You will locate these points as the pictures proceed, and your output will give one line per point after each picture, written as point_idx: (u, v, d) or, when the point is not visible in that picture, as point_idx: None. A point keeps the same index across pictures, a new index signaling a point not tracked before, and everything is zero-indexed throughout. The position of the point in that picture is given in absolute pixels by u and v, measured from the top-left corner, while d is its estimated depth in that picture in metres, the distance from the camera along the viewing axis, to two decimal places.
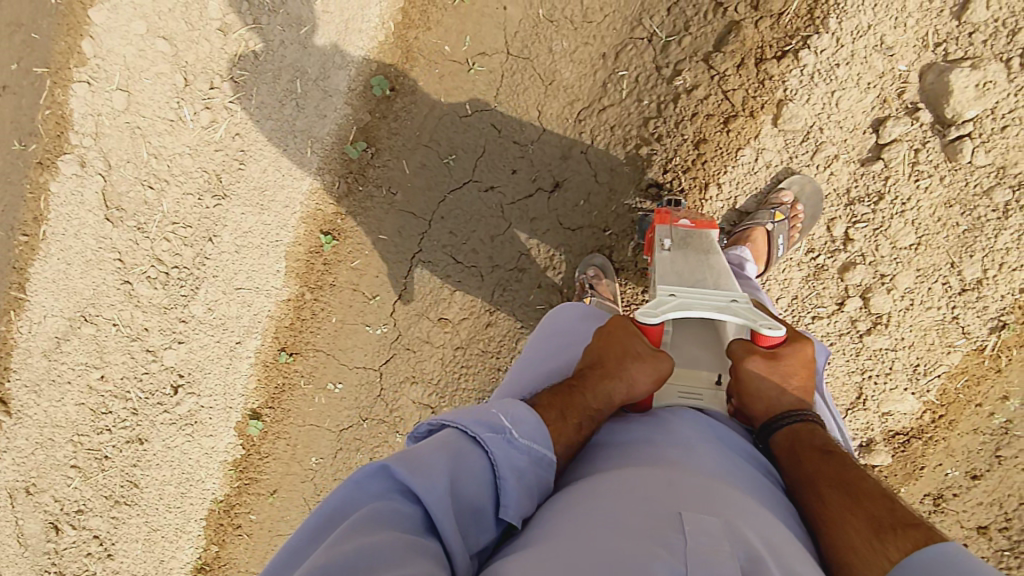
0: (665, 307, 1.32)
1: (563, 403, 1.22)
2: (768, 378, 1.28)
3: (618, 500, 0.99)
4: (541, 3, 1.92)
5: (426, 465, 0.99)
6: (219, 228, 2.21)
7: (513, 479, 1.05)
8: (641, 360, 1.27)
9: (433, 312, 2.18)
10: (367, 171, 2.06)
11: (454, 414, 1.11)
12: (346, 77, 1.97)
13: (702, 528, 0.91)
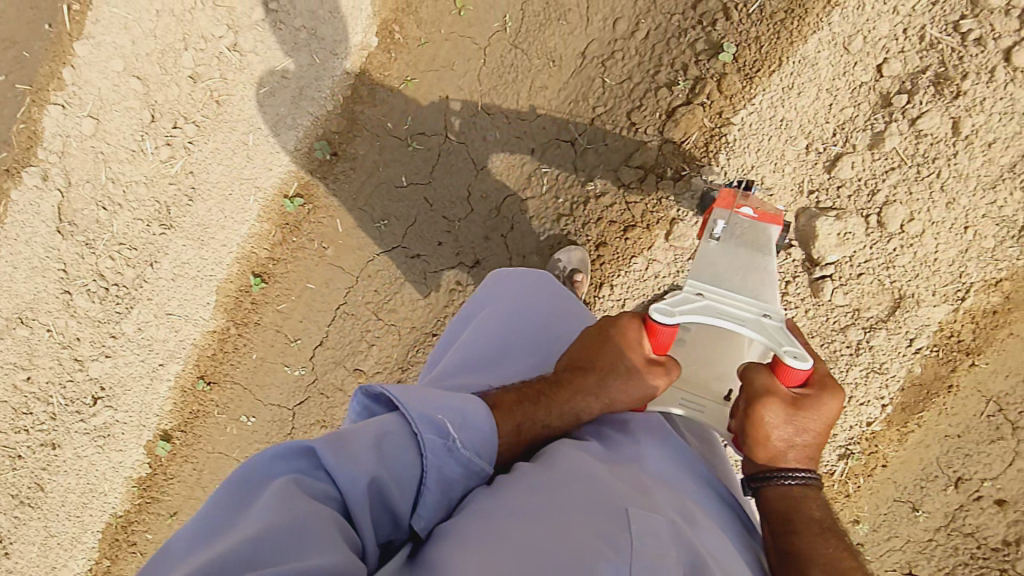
0: (684, 308, 1.26)
1: (523, 416, 1.21)
2: (786, 426, 1.18)
3: (571, 497, 1.07)
4: (481, 96, 2.11)
5: (355, 457, 0.99)
6: (160, 255, 2.35)
7: (437, 489, 1.07)
8: (625, 380, 1.26)
9: (349, 362, 2.29)
10: (302, 224, 2.21)
11: (403, 397, 1.09)
12: (294, 138, 2.14)
13: (647, 528, 1.01)
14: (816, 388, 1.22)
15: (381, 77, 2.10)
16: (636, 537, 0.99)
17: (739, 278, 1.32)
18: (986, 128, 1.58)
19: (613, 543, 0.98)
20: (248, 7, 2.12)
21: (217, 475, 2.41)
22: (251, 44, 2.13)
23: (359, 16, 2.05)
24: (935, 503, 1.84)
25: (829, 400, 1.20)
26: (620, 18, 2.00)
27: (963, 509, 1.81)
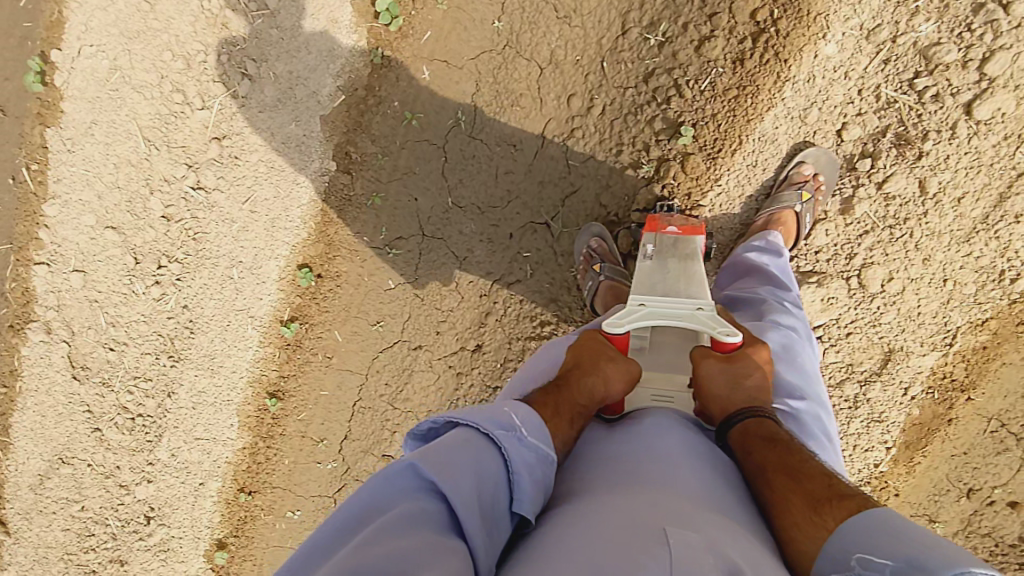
0: (631, 317, 1.39)
1: (556, 401, 1.25)
2: (726, 373, 1.29)
3: (593, 516, 1.01)
4: (449, 192, 2.06)
5: (445, 466, 1.01)
6: (175, 386, 2.40)
7: (525, 476, 1.07)
8: (616, 361, 1.33)
9: (377, 449, 2.31)
10: (303, 343, 2.27)
11: (467, 411, 1.14)
12: (277, 267, 2.17)
13: (685, 540, 0.92)
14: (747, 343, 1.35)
15: (348, 198, 2.09)
16: (670, 541, 0.91)
17: (675, 280, 1.46)
18: (953, 184, 1.60)
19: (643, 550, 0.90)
20: (202, 143, 2.12)
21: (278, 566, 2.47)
22: (214, 181, 2.13)
23: (313, 143, 2.05)
24: (949, 513, 1.79)
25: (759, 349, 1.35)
26: (574, 94, 1.92)
27: (977, 513, 1.77)
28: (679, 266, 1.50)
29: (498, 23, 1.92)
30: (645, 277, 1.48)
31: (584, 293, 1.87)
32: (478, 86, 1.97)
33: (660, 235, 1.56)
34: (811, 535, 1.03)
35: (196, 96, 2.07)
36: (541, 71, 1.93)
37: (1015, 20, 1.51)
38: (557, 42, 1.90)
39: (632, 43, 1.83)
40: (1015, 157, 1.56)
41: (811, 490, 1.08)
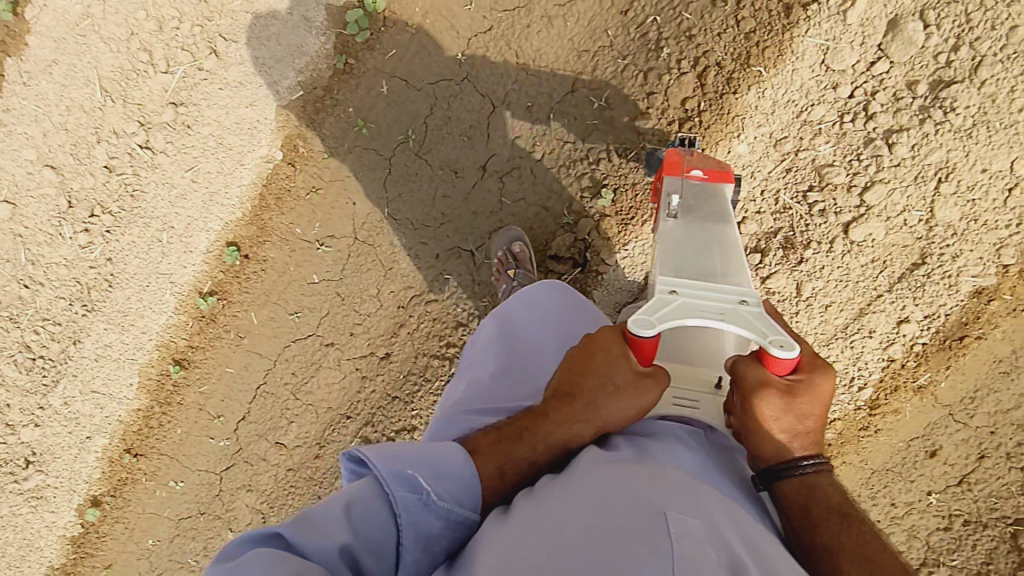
0: (663, 315, 1.25)
1: (508, 453, 1.19)
2: (785, 415, 1.19)
3: (586, 501, 1.03)
4: (387, 203, 2.14)
5: (325, 530, 1.01)
6: (82, 335, 2.40)
7: (417, 546, 1.07)
8: (616, 400, 1.23)
9: (271, 436, 2.34)
10: (218, 318, 2.30)
11: (374, 454, 1.11)
12: (206, 240, 2.22)
13: (684, 530, 0.96)
14: (809, 371, 1.22)
15: (288, 187, 2.14)
16: (671, 530, 0.95)
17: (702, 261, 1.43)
18: (823, 291, 1.75)
19: (648, 539, 0.94)
20: (158, 106, 2.16)
21: (148, 533, 2.46)
22: (162, 144, 2.18)
23: (264, 129, 2.10)
24: None
25: (822, 381, 1.21)
26: (518, 137, 2.03)
27: None
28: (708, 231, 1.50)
29: (461, 55, 2.02)
30: (671, 243, 1.49)
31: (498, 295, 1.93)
32: (432, 110, 2.06)
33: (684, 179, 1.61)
34: None
35: (162, 60, 2.12)
36: (493, 108, 2.04)
37: (895, 159, 1.65)
38: (513, 85, 2.02)
39: (578, 102, 1.96)
40: (877, 278, 1.71)
41: None
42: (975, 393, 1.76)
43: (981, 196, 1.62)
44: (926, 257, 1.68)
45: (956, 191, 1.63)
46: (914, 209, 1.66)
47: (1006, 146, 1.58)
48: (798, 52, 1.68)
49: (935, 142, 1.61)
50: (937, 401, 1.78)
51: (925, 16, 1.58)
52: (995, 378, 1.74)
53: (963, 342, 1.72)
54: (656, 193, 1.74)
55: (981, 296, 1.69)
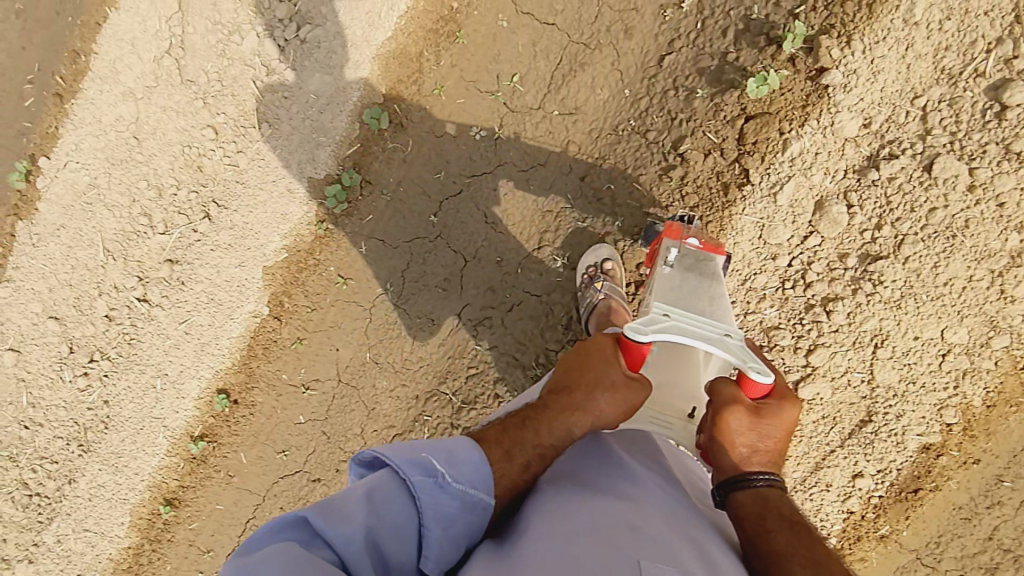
0: (656, 326, 1.33)
1: (511, 442, 1.30)
2: (751, 431, 1.28)
3: (569, 543, 1.10)
4: (369, 347, 2.27)
5: (348, 515, 1.06)
6: (77, 474, 2.50)
7: (436, 529, 1.14)
8: (612, 394, 1.32)
9: None
10: (209, 459, 2.40)
11: (391, 452, 1.19)
12: (197, 386, 2.33)
13: None
14: (779, 399, 1.33)
15: (274, 339, 2.27)
16: None
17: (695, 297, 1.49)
18: None
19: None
20: (156, 262, 2.31)
21: None
22: (159, 297, 2.32)
23: (252, 287, 2.23)
24: None
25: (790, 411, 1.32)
26: (491, 289, 2.17)
27: None
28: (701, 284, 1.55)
29: (434, 217, 2.16)
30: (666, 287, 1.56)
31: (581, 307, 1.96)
32: (408, 265, 2.20)
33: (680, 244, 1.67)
34: None
35: (160, 223, 2.28)
36: (465, 263, 2.18)
37: (834, 325, 1.75)
38: (483, 242, 2.16)
39: (543, 258, 2.12)
40: (829, 434, 1.79)
41: None
42: (939, 538, 1.81)
43: (916, 360, 1.71)
44: (872, 416, 1.75)
45: (892, 355, 1.72)
46: (856, 371, 1.75)
47: (934, 316, 1.68)
48: (737, 228, 1.81)
49: (867, 311, 1.72)
50: (901, 547, 1.83)
51: (848, 197, 1.73)
52: (957, 524, 1.79)
53: (918, 494, 1.78)
54: (651, 258, 1.80)
55: (929, 451, 1.75)
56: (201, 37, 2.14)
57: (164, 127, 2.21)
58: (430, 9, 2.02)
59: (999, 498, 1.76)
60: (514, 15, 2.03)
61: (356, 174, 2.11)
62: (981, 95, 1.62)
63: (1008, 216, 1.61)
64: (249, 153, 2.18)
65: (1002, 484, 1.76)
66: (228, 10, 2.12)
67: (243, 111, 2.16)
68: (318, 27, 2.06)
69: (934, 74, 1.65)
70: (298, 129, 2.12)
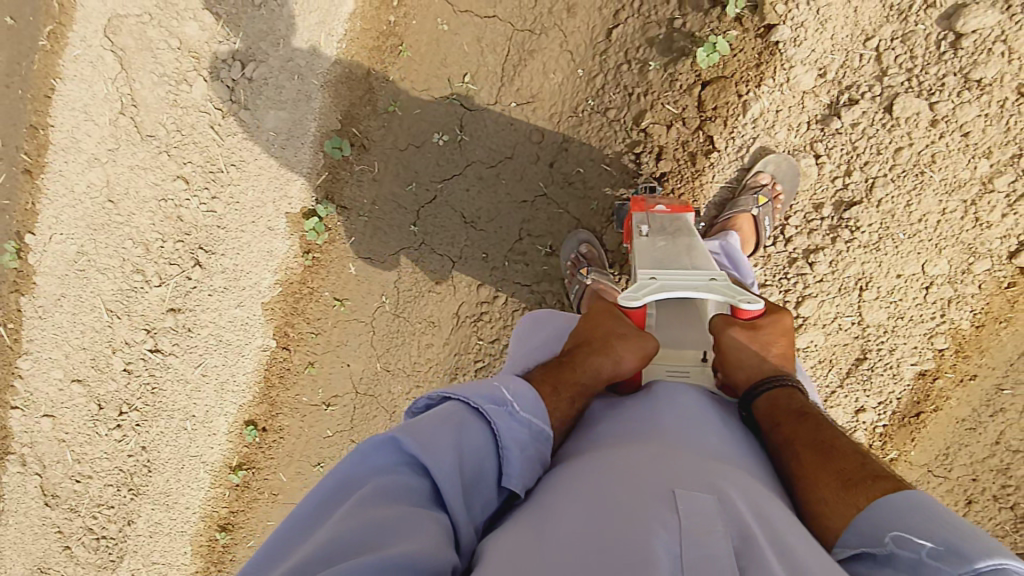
0: (647, 290, 1.36)
1: (555, 379, 1.25)
2: (752, 346, 1.33)
3: (608, 478, 1.01)
4: (379, 357, 2.29)
5: (432, 436, 0.99)
6: (134, 515, 2.57)
7: (515, 451, 1.07)
8: (627, 340, 1.33)
9: None
10: (252, 483, 2.50)
11: (456, 385, 1.12)
12: (225, 423, 2.45)
13: (693, 505, 0.92)
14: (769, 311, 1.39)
15: (287, 367, 2.36)
16: (678, 507, 0.92)
17: (675, 252, 1.48)
18: None
19: (656, 511, 0.91)
20: (159, 314, 2.37)
21: None
22: (170, 346, 2.40)
23: (255, 325, 2.32)
24: None
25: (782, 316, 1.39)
26: (483, 284, 2.16)
27: None
28: (680, 243, 1.52)
29: (415, 227, 2.16)
30: (643, 254, 1.50)
31: (572, 297, 1.92)
32: (400, 275, 2.21)
33: (650, 213, 1.63)
34: (834, 512, 1.04)
35: (154, 275, 2.33)
36: (454, 264, 2.17)
37: (818, 276, 1.79)
38: (466, 242, 2.15)
39: (526, 248, 2.11)
40: (827, 377, 1.86)
41: (841, 468, 1.09)
42: (947, 450, 1.85)
43: (901, 297, 1.76)
44: (866, 353, 1.81)
45: (878, 296, 1.77)
46: (845, 315, 1.80)
47: (913, 252, 1.72)
48: (708, 196, 1.86)
49: (848, 258, 1.76)
50: (911, 465, 1.89)
51: (815, 148, 1.75)
52: (962, 434, 1.83)
53: (920, 417, 1.84)
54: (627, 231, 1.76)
55: (925, 377, 1.80)
56: (151, 91, 2.15)
57: (136, 185, 2.24)
58: (367, 26, 2.02)
59: (1001, 405, 1.79)
60: (452, 16, 2.00)
61: (330, 204, 2.14)
62: (934, 26, 1.61)
63: (974, 144, 1.63)
64: (223, 198, 2.21)
65: (1002, 392, 1.78)
66: (171, 60, 2.12)
67: (209, 157, 2.19)
68: (261, 64, 2.09)
69: (883, 13, 1.64)
70: (265, 168, 2.16)
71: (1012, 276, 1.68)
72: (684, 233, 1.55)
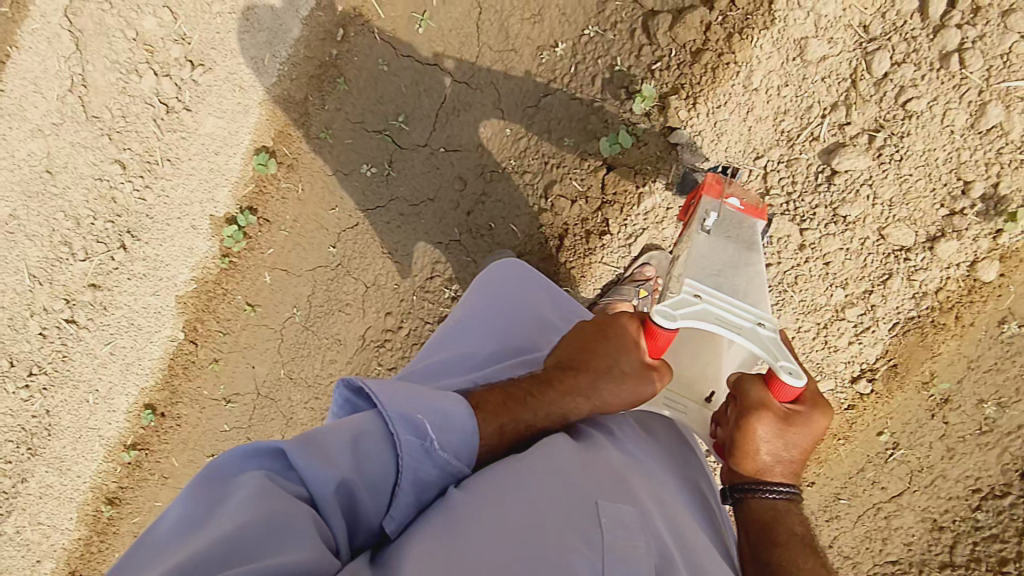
0: (685, 310, 1.18)
1: (507, 416, 1.22)
2: (774, 441, 1.20)
3: (543, 483, 1.10)
4: (283, 364, 2.36)
5: (330, 458, 1.03)
6: (28, 474, 2.61)
7: (410, 491, 1.09)
8: (618, 382, 1.28)
9: None
10: (144, 463, 2.56)
11: (382, 393, 1.11)
12: (126, 402, 2.51)
13: (618, 522, 1.04)
14: (808, 405, 1.22)
15: (193, 359, 2.42)
16: (603, 522, 1.03)
17: (732, 274, 1.30)
18: None
19: (584, 526, 1.02)
20: (79, 286, 2.43)
21: None
22: (85, 320, 2.46)
23: (168, 314, 2.39)
24: None
25: (819, 419, 1.21)
26: (390, 312, 2.24)
27: None
28: (735, 256, 1.35)
29: (333, 248, 2.24)
30: (697, 255, 1.35)
31: None
32: (313, 290, 2.29)
33: (718, 204, 1.48)
34: None
35: (80, 250, 2.39)
36: (366, 290, 2.25)
37: None
38: (380, 271, 2.23)
39: (435, 289, 2.18)
40: None
41: None
42: None
43: None
44: None
45: None
46: None
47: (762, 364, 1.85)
48: (596, 275, 1.97)
49: None
50: None
51: None
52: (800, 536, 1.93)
53: None
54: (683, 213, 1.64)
55: None
56: (102, 75, 2.22)
57: (74, 161, 2.31)
58: (310, 55, 2.11)
59: (836, 513, 1.90)
60: (393, 59, 2.07)
61: (252, 215, 2.24)
62: (815, 158, 1.70)
63: (834, 274, 1.74)
64: (156, 188, 2.29)
65: (838, 502, 1.90)
66: (124, 50, 2.19)
67: (148, 148, 2.26)
68: (209, 71, 2.17)
69: (773, 137, 1.73)
70: (198, 169, 2.24)
71: (851, 400, 1.82)
72: (748, 246, 1.39)
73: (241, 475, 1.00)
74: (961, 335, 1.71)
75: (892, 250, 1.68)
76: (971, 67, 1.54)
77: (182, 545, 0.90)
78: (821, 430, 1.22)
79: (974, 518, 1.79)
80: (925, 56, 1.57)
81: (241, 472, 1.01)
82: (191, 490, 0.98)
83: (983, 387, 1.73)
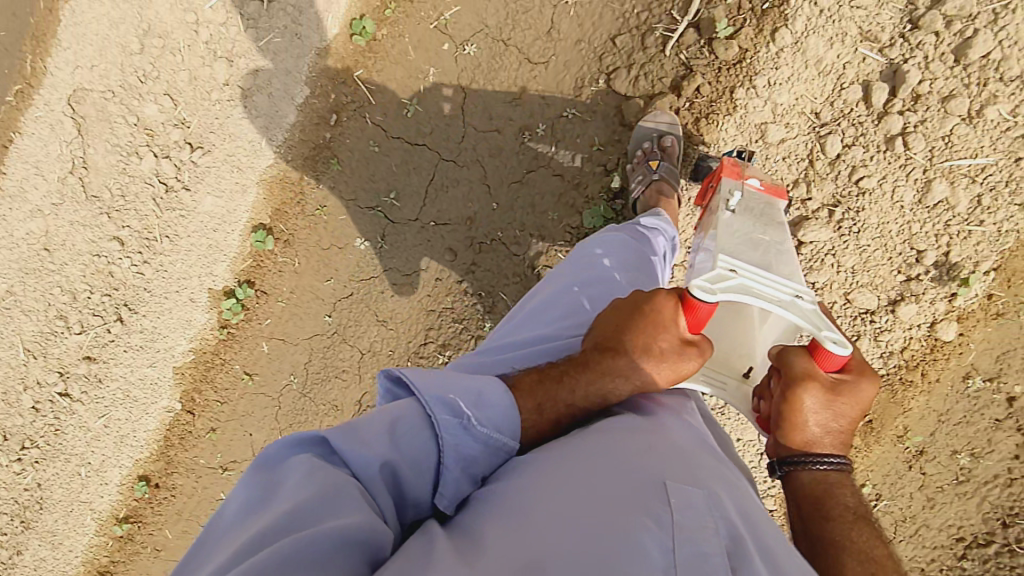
0: (725, 285, 1.12)
1: (544, 395, 1.20)
2: (823, 412, 1.16)
3: (603, 463, 1.05)
4: (280, 432, 2.40)
5: (370, 441, 1.03)
6: (17, 550, 2.57)
7: (456, 468, 1.07)
8: (661, 362, 1.21)
9: None
10: (138, 535, 2.55)
11: (418, 379, 1.11)
12: (119, 474, 2.51)
13: (687, 503, 0.97)
14: (855, 373, 1.17)
15: (189, 430, 2.46)
16: (670, 500, 0.96)
17: (765, 248, 1.26)
18: None
19: (651, 502, 0.95)
20: (75, 359, 2.46)
21: None
22: (80, 392, 2.48)
23: (164, 386, 2.43)
24: None
25: (868, 386, 1.17)
26: None
27: None
28: (764, 230, 1.34)
29: (329, 316, 2.32)
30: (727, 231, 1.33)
31: None
32: (310, 357, 2.35)
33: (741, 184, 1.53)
34: None
35: (76, 323, 2.43)
36: (362, 356, 2.31)
37: None
38: (375, 337, 2.29)
39: (429, 354, 2.25)
40: None
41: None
42: None
43: None
44: None
45: None
46: None
47: None
48: None
49: None
50: None
51: None
52: None
53: None
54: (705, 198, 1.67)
55: None
56: (103, 157, 2.31)
57: (73, 239, 2.37)
58: (304, 138, 2.21)
59: None
60: (384, 140, 2.18)
61: (249, 288, 2.31)
62: None
63: None
64: (154, 264, 2.36)
65: None
66: (126, 134, 2.29)
67: (146, 225, 2.34)
68: (207, 154, 2.27)
69: None
70: (196, 246, 2.32)
71: None
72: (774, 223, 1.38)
73: (289, 462, 1.01)
74: (929, 391, 1.81)
75: (858, 313, 1.80)
76: (915, 148, 1.67)
77: (238, 533, 0.91)
78: (869, 396, 1.18)
79: (959, 566, 1.87)
80: (872, 139, 1.71)
81: (287, 460, 1.01)
82: (247, 480, 1.00)
83: (956, 439, 1.82)
